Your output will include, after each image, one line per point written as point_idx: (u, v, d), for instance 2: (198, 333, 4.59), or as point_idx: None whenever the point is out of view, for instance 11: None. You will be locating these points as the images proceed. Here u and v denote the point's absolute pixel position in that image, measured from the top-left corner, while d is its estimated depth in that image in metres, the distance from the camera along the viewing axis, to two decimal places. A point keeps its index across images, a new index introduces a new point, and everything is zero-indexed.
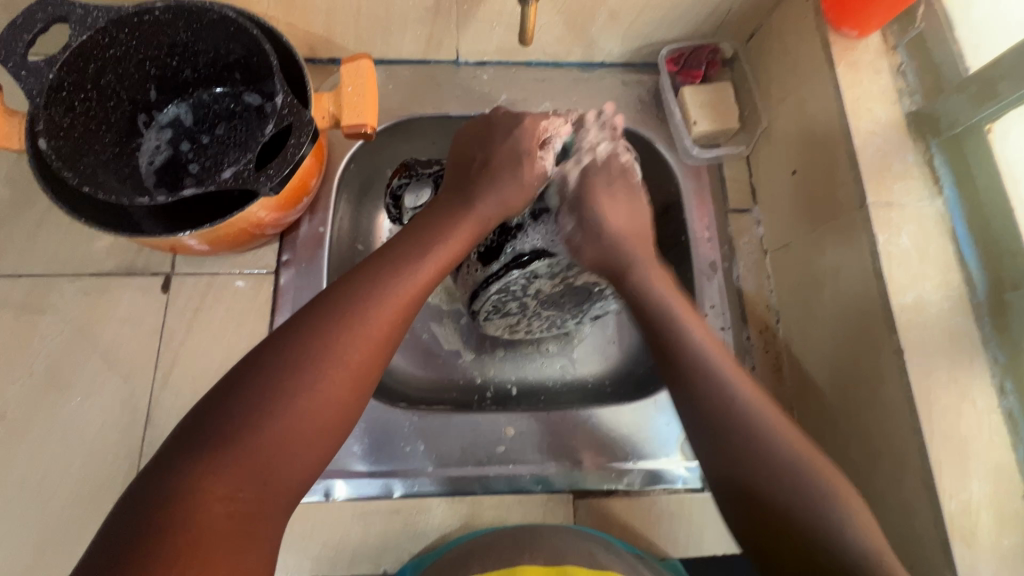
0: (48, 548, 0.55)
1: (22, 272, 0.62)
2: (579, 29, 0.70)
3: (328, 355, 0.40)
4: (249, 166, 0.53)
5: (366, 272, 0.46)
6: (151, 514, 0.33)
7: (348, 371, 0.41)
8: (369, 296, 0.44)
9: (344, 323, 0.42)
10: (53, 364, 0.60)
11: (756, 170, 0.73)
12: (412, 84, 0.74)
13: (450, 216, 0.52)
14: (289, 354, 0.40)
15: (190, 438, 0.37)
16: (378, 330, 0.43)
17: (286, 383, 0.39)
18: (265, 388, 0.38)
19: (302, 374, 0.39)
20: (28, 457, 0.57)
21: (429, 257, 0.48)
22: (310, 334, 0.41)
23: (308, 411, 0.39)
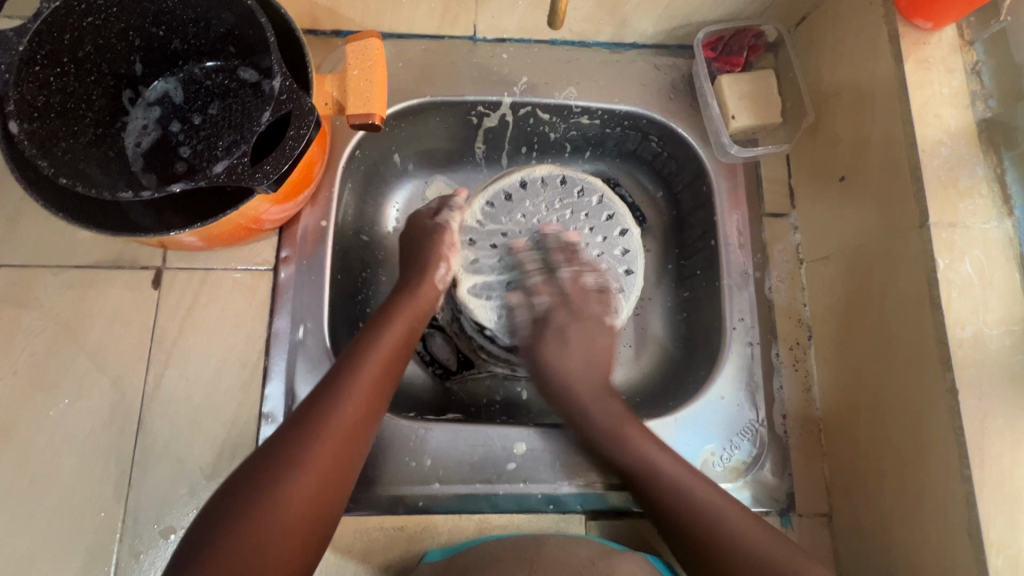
0: (39, 556, 0.52)
1: (2, 263, 0.58)
2: (612, 5, 0.63)
3: (277, 489, 0.44)
4: (243, 159, 0.48)
5: (315, 396, 0.49)
6: None
7: (311, 473, 0.46)
8: (309, 430, 0.47)
9: (291, 452, 0.46)
10: (37, 363, 0.56)
11: (796, 170, 0.67)
12: (423, 62, 0.68)
13: (401, 319, 0.56)
14: (243, 493, 0.44)
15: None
16: (321, 463, 0.46)
17: (235, 523, 0.42)
18: (220, 528, 0.42)
19: (252, 514, 0.43)
20: (13, 462, 0.54)
21: (379, 354, 0.53)
22: (262, 472, 0.45)
23: (261, 540, 0.42)
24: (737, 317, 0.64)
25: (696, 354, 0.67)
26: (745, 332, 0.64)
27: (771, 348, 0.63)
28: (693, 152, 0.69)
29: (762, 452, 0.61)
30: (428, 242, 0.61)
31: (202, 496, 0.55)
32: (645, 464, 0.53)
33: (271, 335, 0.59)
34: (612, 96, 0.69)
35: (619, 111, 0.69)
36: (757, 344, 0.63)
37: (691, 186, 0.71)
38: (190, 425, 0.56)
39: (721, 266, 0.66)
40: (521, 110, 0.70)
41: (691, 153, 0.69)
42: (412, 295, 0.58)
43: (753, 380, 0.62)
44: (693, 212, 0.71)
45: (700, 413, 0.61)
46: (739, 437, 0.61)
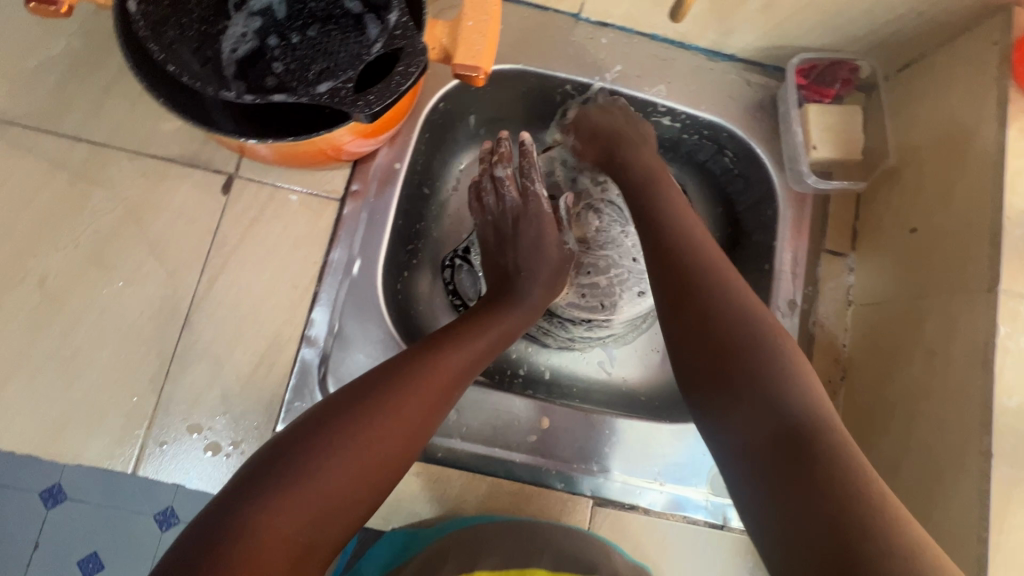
0: (70, 424, 0.54)
1: (82, 137, 0.59)
2: (724, 14, 0.62)
3: (384, 424, 0.44)
4: (348, 85, 0.49)
5: (428, 347, 0.50)
6: (216, 543, 0.36)
7: (409, 423, 0.45)
8: (415, 378, 0.47)
9: (395, 394, 0.45)
10: (99, 241, 0.57)
11: (864, 213, 0.67)
12: (523, 30, 0.68)
13: (513, 312, 0.57)
14: (349, 418, 0.43)
15: (246, 482, 0.39)
16: (418, 416, 0.46)
17: (337, 456, 0.41)
18: (319, 450, 0.41)
19: (364, 432, 0.43)
20: (61, 329, 0.55)
21: (487, 333, 0.54)
22: (374, 403, 0.44)
23: (359, 470, 0.42)
24: None
25: None
26: None
27: None
28: (767, 174, 0.69)
29: None
30: (548, 241, 0.62)
31: (231, 402, 0.56)
32: (763, 342, 0.44)
33: (325, 264, 0.60)
34: (699, 103, 0.69)
35: (703, 119, 0.70)
36: None
37: (756, 208, 0.72)
38: (233, 331, 0.57)
39: (771, 291, 0.67)
40: (607, 98, 0.70)
41: (764, 175, 0.69)
42: (522, 292, 0.59)
43: None
44: (752, 233, 0.72)
45: None
46: None
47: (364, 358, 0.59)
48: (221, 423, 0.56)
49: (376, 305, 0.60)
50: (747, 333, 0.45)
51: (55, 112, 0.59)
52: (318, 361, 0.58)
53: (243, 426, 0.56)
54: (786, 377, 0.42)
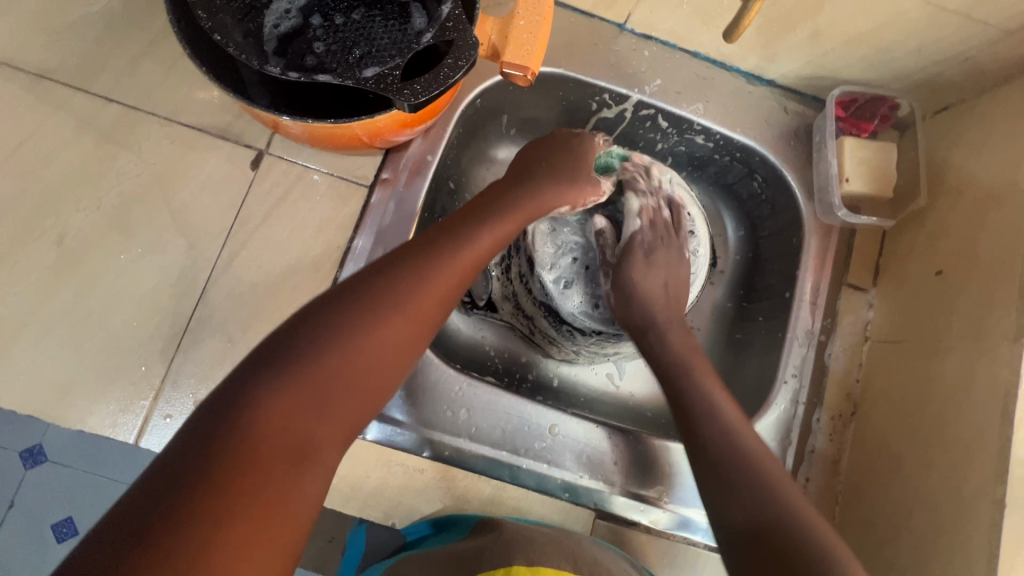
0: (75, 388, 0.53)
1: (113, 98, 0.58)
2: (770, 39, 0.62)
3: (370, 325, 0.41)
4: (394, 72, 0.48)
5: (421, 244, 0.47)
6: (188, 451, 0.34)
7: (400, 325, 0.42)
8: (403, 278, 0.44)
9: (381, 296, 0.42)
10: (122, 206, 0.57)
11: (888, 250, 0.67)
12: (567, 34, 0.67)
13: (518, 217, 0.53)
14: (333, 320, 0.40)
15: (221, 404, 0.36)
16: (409, 318, 0.43)
17: (318, 359, 0.39)
18: (299, 353, 0.38)
19: (349, 333, 0.40)
20: (76, 291, 0.54)
21: (486, 234, 0.50)
22: (357, 305, 0.41)
23: (344, 372, 0.39)
24: (789, 373, 0.65)
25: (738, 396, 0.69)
26: (793, 390, 0.64)
27: (813, 412, 0.64)
28: (795, 203, 0.69)
29: None
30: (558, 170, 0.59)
31: None
32: (739, 441, 0.50)
33: (348, 250, 0.59)
34: (734, 125, 0.69)
35: (737, 141, 0.69)
36: (802, 404, 0.64)
37: (781, 235, 0.71)
38: (249, 309, 0.56)
39: (789, 320, 0.67)
40: (643, 111, 0.70)
41: (793, 204, 0.69)
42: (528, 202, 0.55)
43: (789, 434, 0.63)
44: (774, 260, 0.72)
45: None
46: None
47: None
48: None
49: None
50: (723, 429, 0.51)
51: (89, 71, 0.58)
52: None
53: None
54: (773, 488, 0.46)
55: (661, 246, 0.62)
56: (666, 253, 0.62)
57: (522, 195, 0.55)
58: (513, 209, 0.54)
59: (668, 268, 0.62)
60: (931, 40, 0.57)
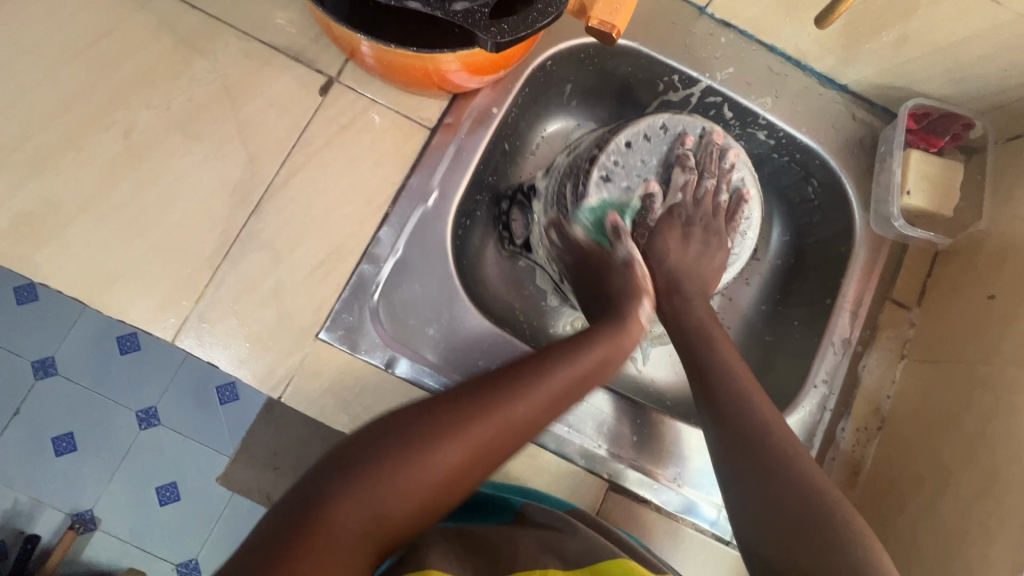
0: (120, 279, 0.54)
1: (196, 5, 0.59)
2: (854, 39, 0.61)
3: (438, 453, 0.42)
4: (483, 10, 0.48)
5: (492, 378, 0.47)
6: (289, 539, 0.37)
7: (455, 472, 0.42)
8: (484, 408, 0.44)
9: (456, 423, 0.43)
10: (190, 110, 0.57)
11: (938, 271, 0.66)
12: (647, 9, 0.66)
13: (605, 346, 0.53)
14: (410, 437, 0.42)
15: (331, 463, 0.41)
16: (479, 450, 0.43)
17: (391, 471, 0.40)
18: (383, 457, 0.41)
19: (419, 460, 0.41)
20: (135, 186, 0.55)
21: (573, 362, 0.50)
22: (420, 431, 0.42)
23: (424, 479, 0.41)
24: (820, 378, 0.64)
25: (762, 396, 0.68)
26: (821, 396, 0.64)
27: (838, 422, 0.63)
28: (850, 212, 0.68)
29: None
30: (632, 277, 0.60)
31: (281, 298, 0.56)
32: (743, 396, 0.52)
33: (403, 188, 0.59)
34: (800, 125, 0.68)
35: (800, 141, 0.69)
36: (829, 411, 0.64)
37: (829, 243, 0.71)
38: (299, 230, 0.57)
39: (827, 326, 0.66)
40: (709, 98, 0.70)
41: (847, 212, 0.68)
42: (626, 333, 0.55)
43: (811, 439, 0.63)
44: (818, 267, 0.71)
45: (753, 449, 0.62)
46: None
47: (420, 290, 0.59)
48: (267, 316, 0.55)
49: (444, 242, 0.60)
50: (728, 387, 0.52)
51: None
52: (374, 279, 0.58)
53: (287, 325, 0.55)
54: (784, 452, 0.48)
55: (700, 225, 0.64)
56: (704, 231, 0.64)
57: (619, 328, 0.55)
58: (602, 341, 0.53)
59: (702, 246, 0.64)
60: (1020, 59, 0.56)
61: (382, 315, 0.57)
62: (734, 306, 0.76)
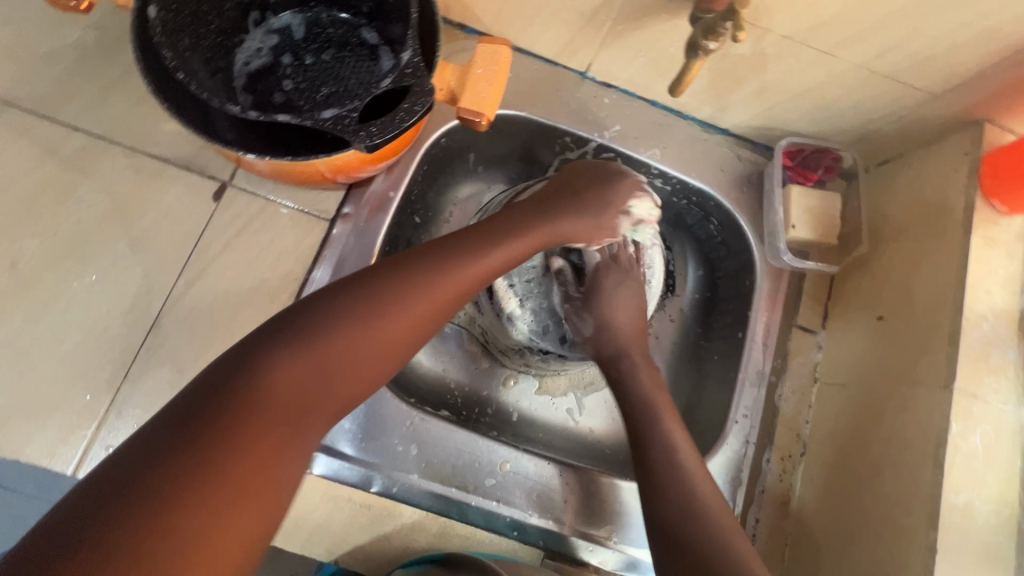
0: (14, 416, 0.52)
1: (79, 128, 0.59)
2: (721, 91, 0.65)
3: (309, 356, 0.41)
4: (352, 114, 0.49)
5: (356, 283, 0.45)
6: (134, 470, 0.33)
7: (344, 354, 0.43)
8: (347, 309, 0.43)
9: (320, 333, 0.42)
10: (80, 232, 0.57)
11: (837, 295, 0.69)
12: (531, 80, 0.70)
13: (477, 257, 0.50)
14: (267, 355, 0.40)
15: (182, 404, 0.37)
16: (359, 346, 0.43)
17: (248, 386, 0.38)
18: (241, 376, 0.39)
19: (275, 372, 0.40)
20: (25, 317, 0.54)
21: (447, 274, 0.48)
22: (280, 350, 0.41)
23: (378, 343, 0.44)
24: (740, 413, 0.66)
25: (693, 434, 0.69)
26: (743, 429, 0.65)
27: (763, 453, 0.65)
28: (748, 247, 0.71)
29: None
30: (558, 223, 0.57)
31: None
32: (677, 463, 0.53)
33: (306, 281, 0.60)
34: (690, 170, 0.72)
35: (692, 185, 0.72)
36: (752, 444, 0.65)
37: (736, 277, 0.74)
38: (201, 339, 0.56)
39: (741, 360, 0.68)
40: (604, 154, 0.73)
41: (746, 247, 0.72)
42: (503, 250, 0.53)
43: (740, 475, 0.64)
44: (729, 301, 0.74)
45: None
46: None
47: None
48: None
49: None
50: (663, 454, 0.54)
51: (57, 101, 0.59)
52: None
53: None
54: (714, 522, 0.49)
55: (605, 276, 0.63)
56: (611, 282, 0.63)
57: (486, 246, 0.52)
58: (475, 253, 0.51)
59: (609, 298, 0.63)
60: (866, 100, 0.61)
61: None
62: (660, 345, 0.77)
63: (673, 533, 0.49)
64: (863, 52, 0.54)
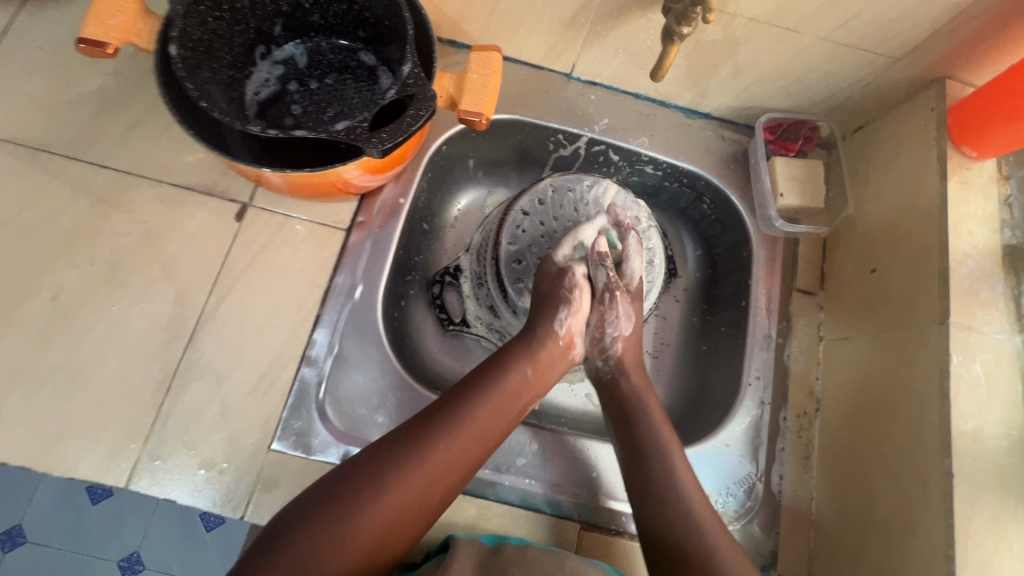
0: (66, 437, 0.55)
1: (107, 165, 0.63)
2: (699, 77, 0.70)
3: (381, 500, 0.48)
4: (362, 124, 0.54)
5: (408, 432, 0.51)
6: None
7: (410, 497, 0.49)
8: (407, 459, 0.49)
9: (390, 478, 0.48)
10: (114, 261, 0.61)
11: (831, 256, 0.73)
12: (520, 85, 0.75)
13: (513, 383, 0.56)
14: (342, 508, 0.47)
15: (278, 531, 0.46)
16: (419, 483, 0.49)
17: (332, 534, 0.46)
18: (327, 526, 0.46)
19: (350, 527, 0.46)
20: (69, 344, 0.57)
21: (491, 399, 0.54)
22: (356, 497, 0.47)
23: (350, 548, 0.46)
24: (752, 376, 0.69)
25: (710, 402, 0.72)
26: (757, 391, 0.68)
27: (779, 412, 0.67)
28: (741, 220, 0.75)
29: (751, 513, 0.63)
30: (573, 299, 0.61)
31: (229, 419, 0.57)
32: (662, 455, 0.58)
33: (329, 288, 0.63)
34: (678, 154, 0.76)
35: (682, 168, 0.76)
36: (767, 405, 0.68)
37: (733, 250, 0.77)
38: (235, 350, 0.60)
39: (747, 327, 0.71)
40: (595, 147, 0.77)
41: (739, 221, 0.75)
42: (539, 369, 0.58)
43: (759, 435, 0.66)
44: (730, 274, 0.77)
45: (706, 455, 0.65)
46: (736, 486, 0.64)
47: (362, 380, 0.61)
48: (217, 440, 0.57)
49: (376, 330, 0.63)
50: (647, 443, 0.59)
51: (85, 142, 0.63)
52: (317, 381, 0.60)
53: (239, 443, 0.57)
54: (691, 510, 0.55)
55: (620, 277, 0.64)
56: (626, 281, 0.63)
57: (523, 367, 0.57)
58: (508, 379, 0.56)
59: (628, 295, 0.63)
60: (833, 71, 0.65)
61: (330, 412, 0.59)
62: (669, 324, 0.80)
63: (652, 518, 0.56)
64: (824, 25, 0.59)
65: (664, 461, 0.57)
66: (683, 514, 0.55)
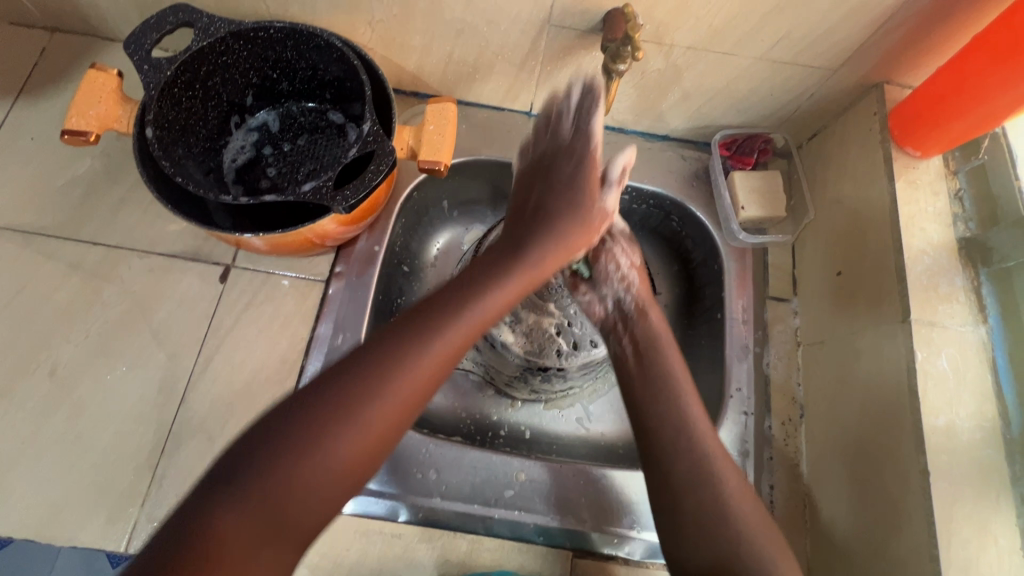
0: (69, 505, 0.57)
1: (97, 242, 0.67)
2: (651, 103, 0.73)
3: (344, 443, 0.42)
4: (327, 183, 0.57)
5: (401, 330, 0.47)
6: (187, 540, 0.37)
7: (371, 440, 0.44)
8: (376, 391, 0.44)
9: (357, 408, 0.43)
10: (108, 332, 0.64)
11: (800, 261, 0.74)
12: (483, 127, 0.78)
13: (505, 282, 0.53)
14: (307, 429, 0.42)
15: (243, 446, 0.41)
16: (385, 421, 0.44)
17: (291, 467, 0.40)
18: (287, 456, 0.40)
19: (310, 458, 0.41)
20: (68, 415, 0.60)
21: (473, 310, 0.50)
22: (316, 428, 0.42)
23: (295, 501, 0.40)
24: (735, 387, 0.69)
25: None
26: (741, 402, 0.68)
27: (764, 421, 0.68)
28: (709, 234, 0.77)
29: None
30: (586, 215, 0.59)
31: None
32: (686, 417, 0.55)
33: (313, 338, 0.66)
34: (641, 176, 0.78)
35: (647, 189, 0.78)
36: (751, 415, 0.68)
37: (705, 264, 0.79)
38: (225, 406, 0.62)
39: (724, 339, 0.72)
40: None
41: (707, 235, 0.77)
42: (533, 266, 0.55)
43: (746, 446, 0.66)
44: (705, 287, 0.79)
45: None
46: None
47: None
48: None
49: None
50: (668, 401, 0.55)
51: (76, 223, 0.68)
52: None
53: None
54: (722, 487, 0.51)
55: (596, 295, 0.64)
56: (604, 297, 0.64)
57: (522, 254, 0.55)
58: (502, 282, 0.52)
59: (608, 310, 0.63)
60: (778, 87, 0.68)
61: None
62: None
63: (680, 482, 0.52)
64: (758, 46, 0.61)
65: (688, 421, 0.54)
66: (713, 492, 0.51)
